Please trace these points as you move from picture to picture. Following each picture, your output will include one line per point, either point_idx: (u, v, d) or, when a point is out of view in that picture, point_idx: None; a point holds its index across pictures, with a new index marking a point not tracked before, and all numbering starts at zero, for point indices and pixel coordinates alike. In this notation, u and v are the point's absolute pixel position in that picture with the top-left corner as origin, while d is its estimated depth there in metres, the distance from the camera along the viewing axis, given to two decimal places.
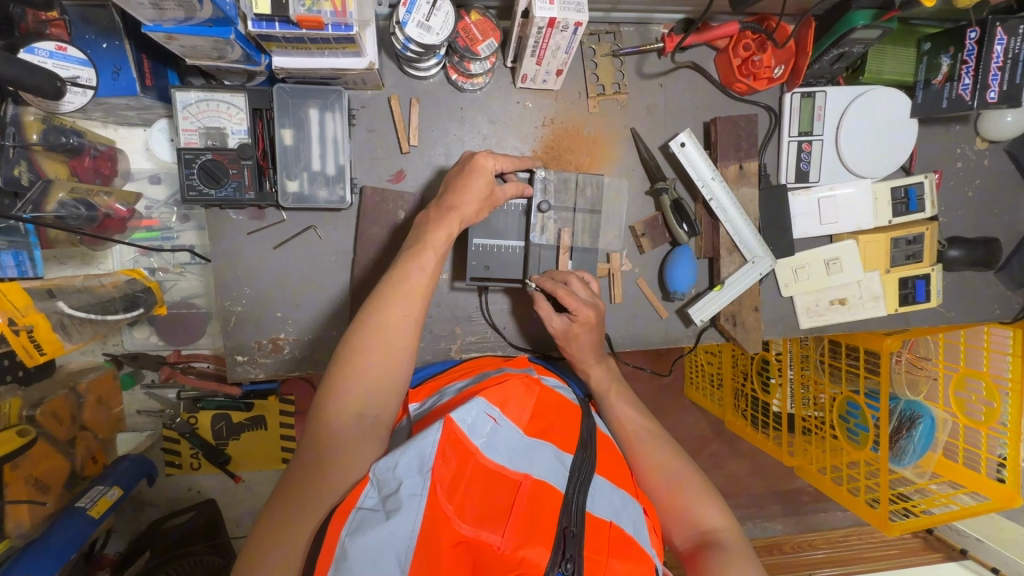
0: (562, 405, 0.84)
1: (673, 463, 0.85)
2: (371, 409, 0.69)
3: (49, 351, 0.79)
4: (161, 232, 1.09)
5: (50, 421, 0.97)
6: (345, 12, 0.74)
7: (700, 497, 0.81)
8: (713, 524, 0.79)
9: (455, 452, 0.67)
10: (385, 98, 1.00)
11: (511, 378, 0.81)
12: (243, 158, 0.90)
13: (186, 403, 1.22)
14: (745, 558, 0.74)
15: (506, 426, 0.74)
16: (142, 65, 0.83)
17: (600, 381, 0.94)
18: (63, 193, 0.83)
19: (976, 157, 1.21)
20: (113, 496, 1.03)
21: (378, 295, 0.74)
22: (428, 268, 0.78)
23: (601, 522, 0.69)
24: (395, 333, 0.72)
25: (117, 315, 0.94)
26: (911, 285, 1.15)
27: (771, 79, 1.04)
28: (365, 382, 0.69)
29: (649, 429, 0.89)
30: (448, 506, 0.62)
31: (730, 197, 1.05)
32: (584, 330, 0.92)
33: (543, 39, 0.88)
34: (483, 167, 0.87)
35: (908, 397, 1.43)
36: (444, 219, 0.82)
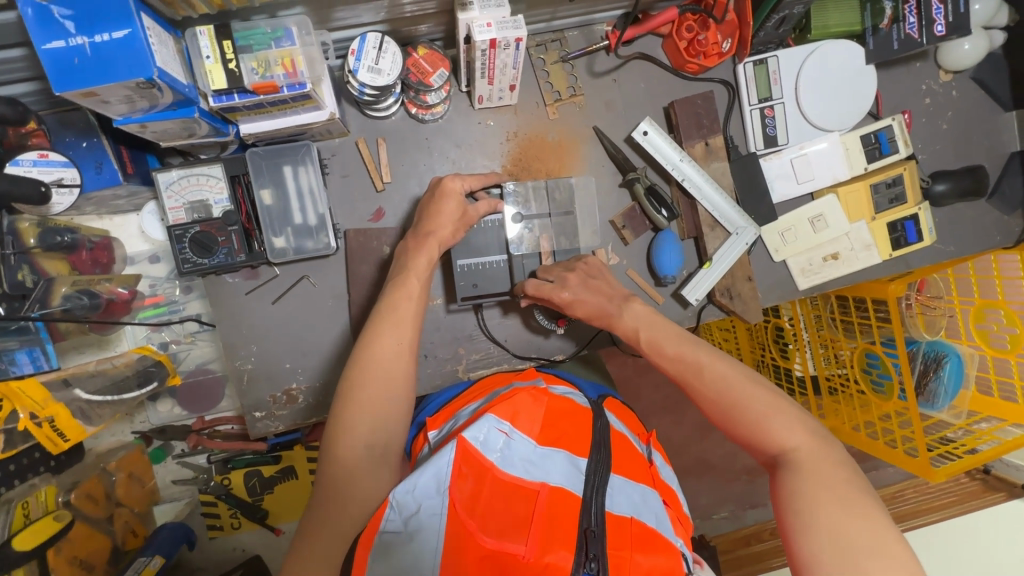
0: (570, 410, 0.86)
1: (729, 386, 0.73)
2: (378, 439, 0.71)
3: (72, 436, 0.90)
4: (168, 307, 1.14)
5: (86, 502, 1.02)
6: (296, 72, 0.79)
7: (764, 414, 0.69)
8: (788, 443, 0.66)
9: (474, 470, 0.71)
10: (353, 143, 1.04)
11: (519, 392, 0.85)
12: (229, 225, 0.96)
13: (217, 465, 1.25)
14: (826, 480, 0.61)
15: (519, 439, 0.77)
16: (122, 155, 0.89)
17: (628, 328, 0.87)
18: (66, 286, 0.87)
19: (942, 90, 1.21)
20: (156, 565, 1.07)
21: (372, 327, 0.79)
22: (415, 295, 0.82)
23: (622, 519, 0.70)
24: (390, 362, 0.75)
25: (133, 393, 0.99)
26: (900, 228, 1.14)
27: (721, 53, 1.07)
28: (370, 411, 0.72)
29: (695, 353, 0.78)
30: (471, 521, 0.65)
31: (701, 174, 1.07)
32: (575, 305, 0.90)
33: (489, 60, 0.92)
34: (451, 190, 0.91)
35: (930, 338, 1.43)
36: (422, 246, 0.88)
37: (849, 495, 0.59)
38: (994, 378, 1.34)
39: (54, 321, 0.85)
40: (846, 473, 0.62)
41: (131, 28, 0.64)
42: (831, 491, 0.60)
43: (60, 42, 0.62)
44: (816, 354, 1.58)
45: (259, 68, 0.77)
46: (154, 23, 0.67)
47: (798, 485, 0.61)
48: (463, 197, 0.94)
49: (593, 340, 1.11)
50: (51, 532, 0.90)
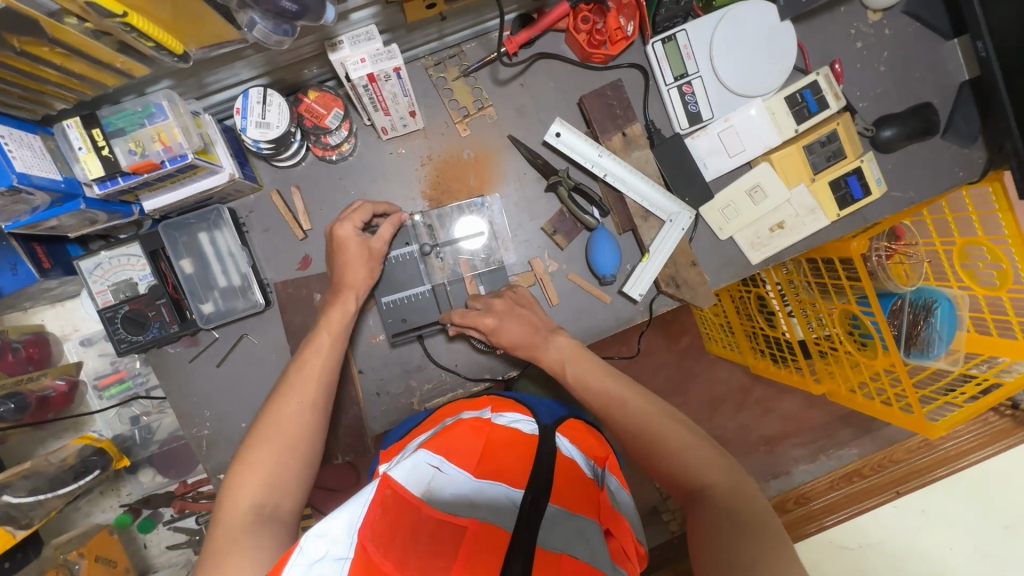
0: (513, 440, 0.82)
1: (651, 421, 0.75)
2: (270, 498, 0.71)
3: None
4: (133, 380, 1.18)
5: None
6: (175, 146, 0.78)
7: (683, 450, 0.71)
8: (704, 479, 0.67)
9: (397, 509, 0.69)
10: (268, 195, 1.04)
11: (460, 425, 0.83)
12: (158, 298, 0.97)
13: (207, 525, 1.27)
14: (739, 515, 0.61)
15: (451, 471, 0.75)
16: (36, 253, 0.90)
17: (554, 362, 0.87)
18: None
19: (874, 30, 1.14)
20: None
21: (278, 391, 0.80)
22: (322, 352, 0.85)
23: (552, 556, 0.64)
24: (289, 422, 0.77)
25: (69, 488, 1.01)
26: (844, 185, 1.08)
27: (627, 38, 1.03)
28: (263, 468, 0.72)
29: (618, 387, 0.80)
30: (386, 562, 0.62)
31: (622, 166, 1.04)
32: (500, 332, 0.88)
33: (376, 93, 0.90)
34: (345, 233, 0.92)
35: (920, 286, 1.34)
36: (340, 300, 0.91)
37: (763, 528, 0.60)
38: (989, 316, 1.24)
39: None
40: (760, 509, 0.62)
41: None
42: (743, 524, 0.60)
43: None
44: (802, 318, 1.48)
45: (137, 148, 0.77)
46: (12, 129, 0.68)
47: (710, 521, 0.62)
48: (360, 233, 0.93)
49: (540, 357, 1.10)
50: None
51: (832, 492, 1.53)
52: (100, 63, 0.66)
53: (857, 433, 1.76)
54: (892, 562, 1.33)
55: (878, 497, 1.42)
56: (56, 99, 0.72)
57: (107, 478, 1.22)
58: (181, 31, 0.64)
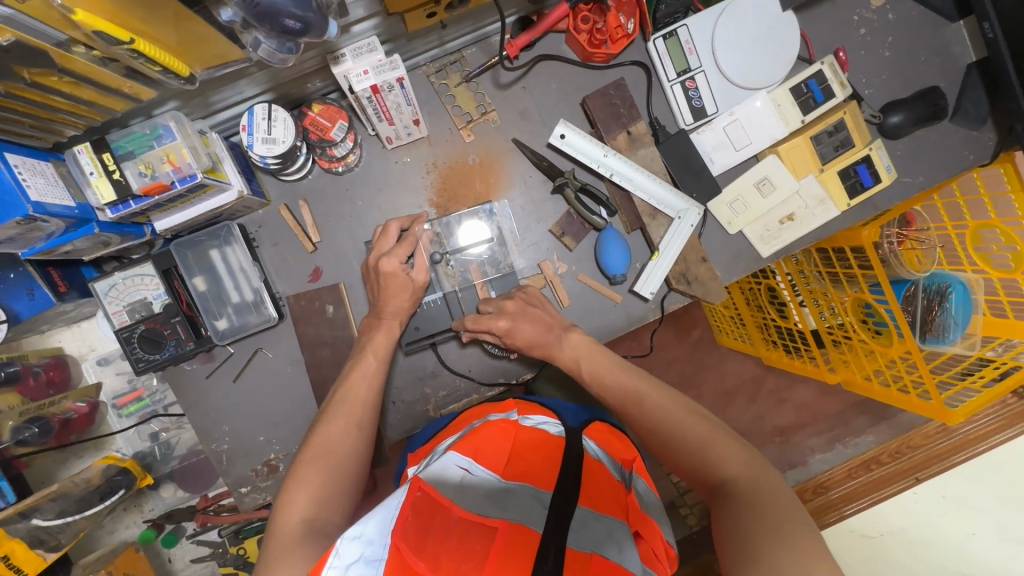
0: (539, 441, 0.87)
1: (667, 417, 0.75)
2: (318, 515, 0.71)
3: (29, 569, 0.91)
4: (151, 397, 1.19)
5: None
6: (184, 166, 0.79)
7: (704, 444, 0.70)
8: (726, 473, 0.67)
9: (429, 511, 0.72)
10: (276, 210, 1.04)
11: (488, 427, 0.87)
12: (172, 316, 0.98)
13: (230, 537, 1.28)
14: (759, 509, 0.61)
15: (479, 473, 0.79)
16: (52, 277, 0.91)
17: (569, 361, 0.86)
18: (13, 419, 0.95)
19: (876, 16, 1.13)
20: None
21: (324, 414, 0.84)
22: (370, 373, 0.88)
23: (582, 555, 0.66)
24: (336, 441, 0.79)
25: (96, 508, 1.04)
26: (853, 174, 1.07)
27: (627, 35, 1.02)
28: (313, 483, 0.74)
29: (636, 382, 0.81)
30: (419, 561, 0.63)
31: (629, 165, 1.04)
32: (514, 333, 0.88)
33: (380, 104, 0.90)
34: (389, 272, 0.93)
35: (933, 272, 1.33)
36: (380, 326, 0.94)
37: (786, 520, 0.59)
38: (1005, 298, 1.22)
39: (15, 452, 0.95)
40: (784, 502, 0.62)
41: None
42: (765, 518, 0.60)
43: None
44: (814, 308, 1.48)
45: (147, 170, 0.78)
46: (25, 158, 0.69)
47: (732, 515, 0.62)
48: (403, 269, 0.94)
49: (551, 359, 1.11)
50: None
51: (851, 480, 1.50)
52: (108, 89, 0.67)
53: (873, 421, 1.75)
54: (916, 549, 1.32)
55: (898, 484, 1.41)
56: (66, 126, 0.73)
57: (130, 495, 1.24)
58: (186, 52, 0.65)
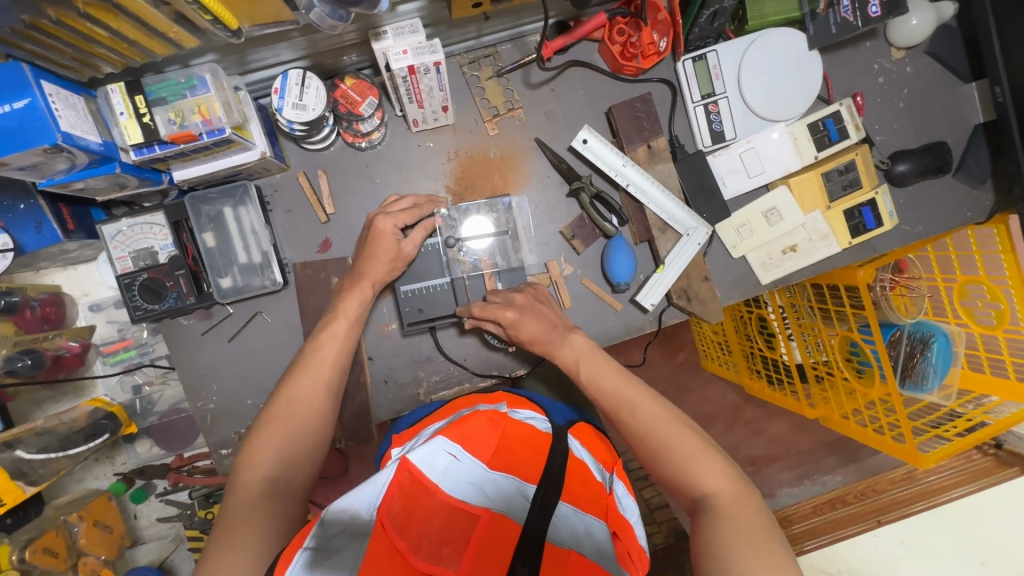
0: (529, 437, 0.83)
1: (657, 427, 0.76)
2: (282, 473, 0.70)
3: (9, 500, 0.91)
4: (138, 349, 1.17)
5: (45, 557, 0.97)
6: (213, 119, 0.80)
7: (690, 457, 0.71)
8: (709, 487, 0.68)
9: (414, 493, 0.71)
10: (294, 176, 1.04)
11: (477, 415, 0.83)
12: (176, 269, 0.97)
13: (200, 500, 1.28)
14: (739, 528, 0.63)
15: (468, 461, 0.76)
16: (62, 213, 0.90)
17: (568, 361, 0.88)
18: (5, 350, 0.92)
19: (896, 67, 1.17)
20: None
21: (294, 370, 0.81)
22: (339, 334, 0.85)
23: (559, 550, 0.67)
24: (303, 401, 0.77)
25: (79, 448, 1.01)
26: (858, 215, 1.11)
27: (658, 53, 1.05)
28: (278, 441, 0.72)
29: (629, 390, 0.81)
30: (404, 542, 0.64)
31: (645, 178, 1.06)
32: (518, 326, 0.89)
33: (413, 85, 0.92)
34: (383, 231, 0.86)
35: (917, 319, 1.37)
36: (355, 287, 0.88)
37: (762, 540, 0.61)
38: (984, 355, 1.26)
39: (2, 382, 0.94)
40: (762, 522, 0.63)
41: (30, 98, 0.65)
42: (744, 539, 0.61)
43: None
44: (801, 342, 1.52)
45: (176, 119, 0.78)
46: (59, 88, 0.68)
47: (711, 530, 0.63)
48: (397, 234, 0.89)
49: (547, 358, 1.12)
50: None
51: (815, 517, 1.56)
52: (153, 31, 0.67)
53: (843, 459, 1.79)
54: None
55: (859, 525, 1.42)
56: (105, 63, 0.72)
57: (104, 446, 1.22)
58: (238, 8, 0.66)
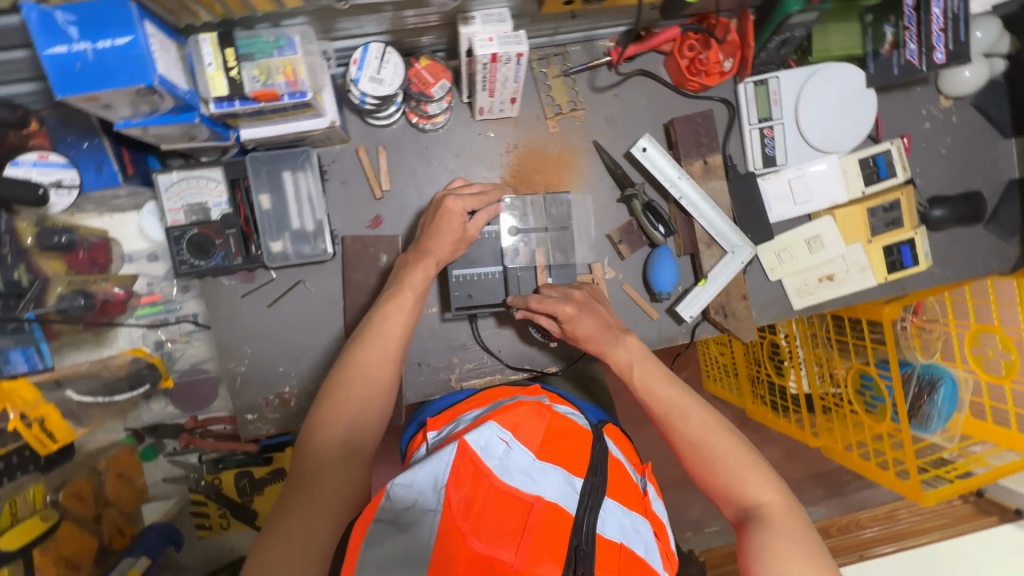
0: (571, 431, 0.85)
1: (708, 436, 0.76)
2: (353, 437, 0.72)
3: (60, 438, 0.92)
4: (165, 305, 1.15)
5: (73, 501, 1.05)
6: (298, 81, 0.79)
7: (741, 468, 0.72)
8: (759, 499, 0.69)
9: (473, 476, 0.71)
10: (353, 149, 1.04)
11: (523, 405, 0.85)
12: (228, 228, 0.96)
13: (208, 465, 1.28)
14: (796, 544, 0.64)
15: (518, 449, 0.77)
16: (122, 156, 0.90)
17: (622, 361, 0.88)
18: (61, 287, 0.91)
19: (943, 115, 1.21)
20: (141, 566, 1.13)
21: (361, 337, 0.79)
22: (406, 306, 0.82)
23: (612, 544, 0.69)
24: (373, 369, 0.75)
25: (124, 395, 1.02)
26: (897, 252, 1.14)
27: (722, 72, 1.08)
28: (350, 410, 0.72)
29: (680, 397, 0.82)
30: (464, 523, 0.66)
31: (698, 191, 1.08)
32: (576, 322, 0.90)
33: (490, 73, 0.92)
34: (452, 212, 0.86)
35: (925, 362, 1.36)
36: (420, 263, 0.86)
37: (813, 555, 0.63)
38: (988, 403, 1.26)
39: (48, 321, 0.90)
40: (813, 537, 0.65)
41: (133, 36, 0.64)
42: (799, 555, 0.63)
43: (62, 48, 0.63)
44: (812, 372, 1.53)
45: (260, 76, 0.77)
46: (157, 31, 0.68)
47: (763, 540, 0.65)
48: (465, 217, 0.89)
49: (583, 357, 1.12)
50: (32, 535, 0.93)
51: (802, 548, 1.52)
52: None
53: None
54: None
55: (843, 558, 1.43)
56: (202, 11, 0.72)
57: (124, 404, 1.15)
58: None
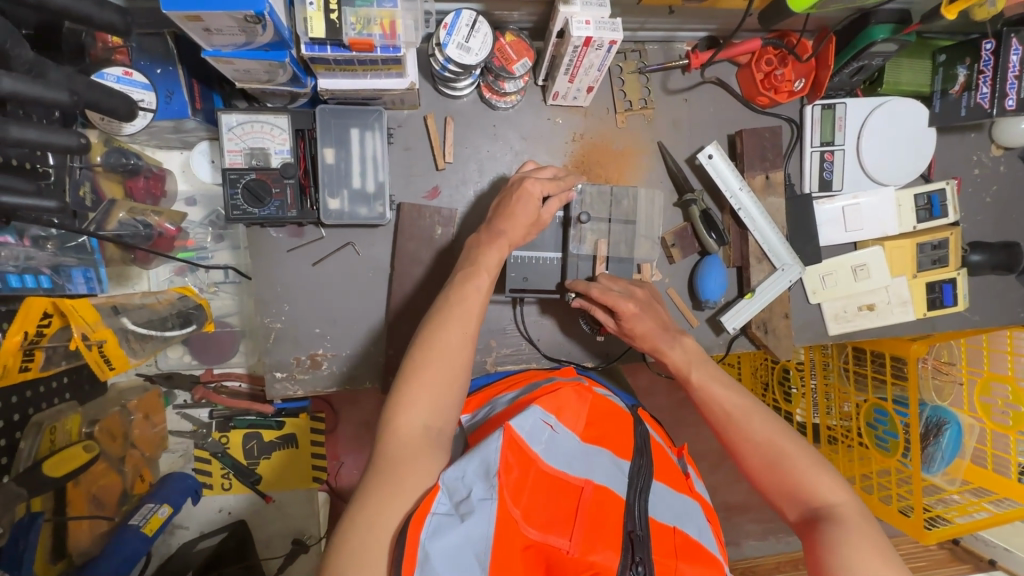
0: (613, 412, 0.84)
1: (773, 437, 0.76)
2: (435, 421, 0.69)
3: (117, 366, 0.84)
4: (198, 252, 1.12)
5: (105, 437, 1.03)
6: (394, 35, 0.76)
7: (809, 469, 0.73)
8: (829, 499, 0.70)
9: (522, 461, 0.66)
10: (421, 117, 1.02)
11: (562, 387, 0.83)
12: (286, 177, 0.92)
13: (218, 422, 1.23)
14: (871, 543, 0.65)
15: (563, 433, 0.74)
16: (193, 89, 0.87)
17: (679, 361, 0.88)
18: (123, 213, 0.90)
19: (992, 164, 1.24)
20: (163, 513, 1.12)
21: (438, 314, 0.75)
22: (484, 289, 0.78)
23: (665, 528, 0.68)
24: (453, 350, 0.72)
25: (173, 332, 0.99)
26: (937, 290, 1.17)
27: (791, 92, 1.07)
28: (430, 393, 0.69)
29: (739, 400, 0.81)
30: (516, 510, 0.61)
31: (757, 206, 1.08)
32: (635, 320, 0.91)
33: (577, 58, 0.91)
34: (530, 193, 0.87)
35: (934, 403, 1.32)
36: (494, 243, 0.84)
37: (887, 552, 0.65)
38: (990, 453, 1.22)
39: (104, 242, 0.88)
40: (884, 535, 0.67)
41: None
42: (875, 553, 0.64)
43: None
44: (821, 403, 1.49)
45: (357, 25, 0.75)
46: None
47: (839, 539, 0.66)
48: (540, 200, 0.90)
49: (622, 356, 1.11)
50: (80, 463, 0.91)
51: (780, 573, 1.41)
52: None
53: None
54: None
55: None
56: None
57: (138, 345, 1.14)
58: None
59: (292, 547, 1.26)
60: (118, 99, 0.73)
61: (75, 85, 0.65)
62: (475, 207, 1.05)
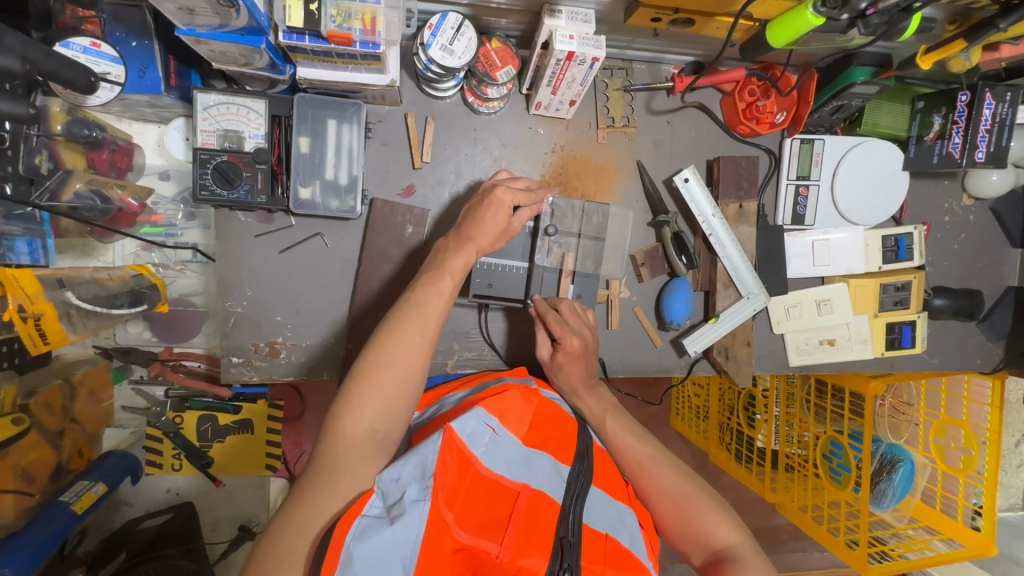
0: (558, 416, 0.84)
1: (676, 486, 0.80)
2: (383, 424, 0.68)
3: (53, 341, 0.83)
4: (166, 229, 1.11)
5: (42, 410, 1.00)
6: (375, 31, 0.77)
7: (709, 512, 0.77)
8: (728, 540, 0.75)
9: (460, 465, 0.66)
10: (402, 114, 1.02)
11: (510, 389, 0.81)
12: (259, 162, 0.91)
13: (173, 401, 1.24)
14: None
15: (505, 436, 0.72)
16: (168, 65, 0.86)
17: (599, 406, 0.92)
18: (80, 184, 0.89)
19: (962, 212, 1.26)
20: (97, 492, 1.07)
21: (397, 317, 0.75)
22: (446, 293, 0.79)
23: (598, 534, 0.68)
24: (410, 354, 0.72)
25: (122, 310, 0.97)
26: (897, 330, 1.19)
27: (772, 123, 1.08)
28: (378, 395, 0.69)
29: (646, 450, 0.85)
30: (448, 514, 0.61)
31: (728, 233, 1.09)
32: (569, 360, 0.93)
33: (560, 71, 0.91)
34: (500, 202, 0.88)
35: (889, 440, 1.34)
36: (460, 250, 0.84)
37: None
38: (938, 492, 1.26)
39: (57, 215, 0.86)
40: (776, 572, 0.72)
41: None
42: None
43: None
44: (782, 430, 1.48)
45: (338, 17, 0.75)
46: None
47: None
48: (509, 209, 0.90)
49: None
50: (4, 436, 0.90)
51: None
52: None
53: None
54: None
55: None
56: None
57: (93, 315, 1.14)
58: None
59: (239, 534, 1.27)
60: (78, 71, 0.74)
61: (30, 52, 0.66)
62: (450, 209, 1.05)
